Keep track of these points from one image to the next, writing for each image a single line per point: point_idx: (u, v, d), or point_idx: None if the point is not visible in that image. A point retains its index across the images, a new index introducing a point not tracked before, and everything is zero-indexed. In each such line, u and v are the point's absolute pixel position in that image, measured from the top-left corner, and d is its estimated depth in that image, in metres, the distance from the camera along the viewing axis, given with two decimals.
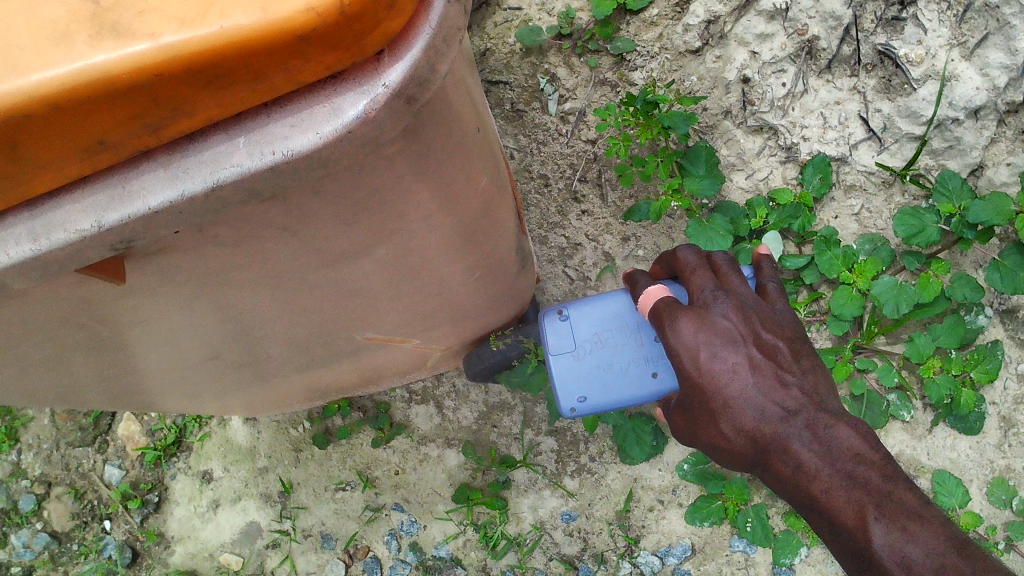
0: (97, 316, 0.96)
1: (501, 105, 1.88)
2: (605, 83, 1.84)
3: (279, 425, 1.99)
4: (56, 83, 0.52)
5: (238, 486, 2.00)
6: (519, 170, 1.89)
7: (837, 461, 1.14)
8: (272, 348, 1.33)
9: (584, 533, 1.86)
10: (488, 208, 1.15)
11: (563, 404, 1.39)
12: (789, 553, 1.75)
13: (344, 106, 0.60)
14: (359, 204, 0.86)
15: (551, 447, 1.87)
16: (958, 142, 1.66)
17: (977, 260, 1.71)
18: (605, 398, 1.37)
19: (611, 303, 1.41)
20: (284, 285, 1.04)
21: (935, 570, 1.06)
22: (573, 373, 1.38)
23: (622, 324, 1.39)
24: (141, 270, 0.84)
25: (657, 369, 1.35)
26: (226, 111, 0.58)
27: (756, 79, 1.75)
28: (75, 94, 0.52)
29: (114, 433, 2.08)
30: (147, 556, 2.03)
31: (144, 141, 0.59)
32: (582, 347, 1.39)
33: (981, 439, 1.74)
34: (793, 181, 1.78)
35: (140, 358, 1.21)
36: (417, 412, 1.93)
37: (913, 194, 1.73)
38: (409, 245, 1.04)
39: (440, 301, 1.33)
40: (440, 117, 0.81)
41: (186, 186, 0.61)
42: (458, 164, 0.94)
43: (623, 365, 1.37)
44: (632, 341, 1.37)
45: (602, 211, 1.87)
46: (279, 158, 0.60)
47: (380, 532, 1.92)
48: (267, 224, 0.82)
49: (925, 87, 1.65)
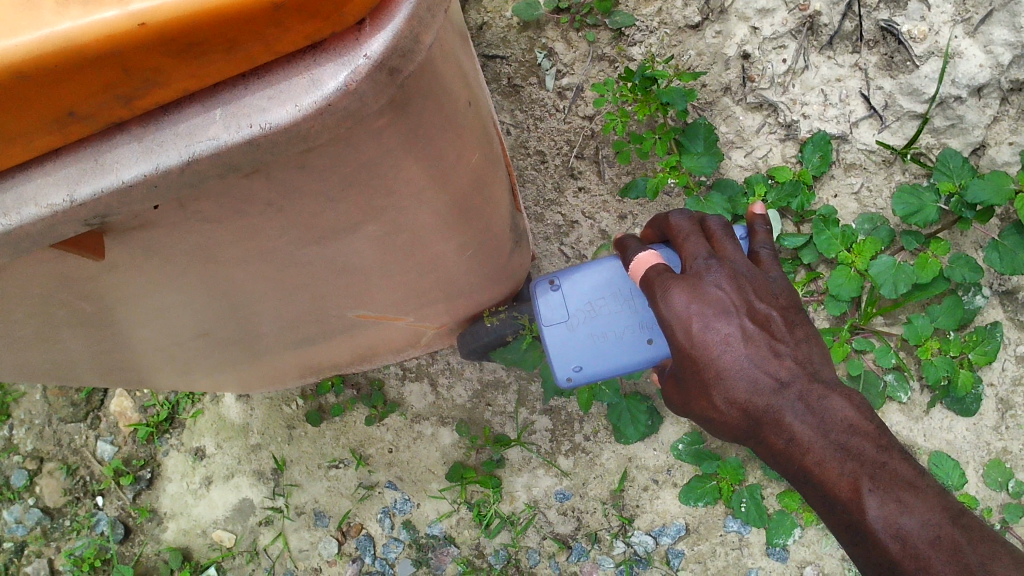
0: (80, 292, 0.95)
1: (498, 80, 1.85)
2: (603, 58, 1.81)
3: (272, 402, 1.97)
4: (20, 51, 0.49)
5: (231, 463, 1.99)
6: (516, 146, 1.87)
7: (831, 433, 1.14)
8: (263, 325, 1.31)
9: (578, 512, 1.86)
10: (481, 183, 1.13)
11: (559, 374, 1.39)
12: (783, 534, 1.75)
13: (324, 78, 0.58)
14: (347, 179, 0.84)
15: (546, 426, 1.85)
16: (960, 120, 1.64)
17: (978, 240, 1.69)
18: (600, 367, 1.38)
19: (604, 268, 1.38)
20: (273, 261, 1.02)
21: (930, 542, 1.07)
22: (567, 344, 1.37)
23: (615, 292, 1.37)
24: (122, 245, 0.82)
25: (652, 336, 1.34)
26: (203, 81, 0.56)
27: (757, 55, 1.73)
28: (41, 63, 0.50)
29: (106, 409, 2.06)
30: (140, 533, 2.02)
31: (117, 112, 0.57)
32: (576, 316, 1.37)
33: (978, 421, 1.73)
34: (793, 159, 1.75)
35: (128, 334, 1.19)
36: (410, 390, 1.91)
37: (913, 173, 1.71)
38: (400, 221, 1.02)
39: (434, 278, 1.31)
40: (428, 89, 0.79)
41: (160, 160, 0.59)
42: (449, 138, 0.92)
43: (617, 334, 1.36)
44: (626, 309, 1.35)
45: (599, 188, 1.84)
46: (257, 131, 0.58)
47: (373, 509, 1.92)
48: (252, 200, 0.80)
49: (928, 64, 1.63)
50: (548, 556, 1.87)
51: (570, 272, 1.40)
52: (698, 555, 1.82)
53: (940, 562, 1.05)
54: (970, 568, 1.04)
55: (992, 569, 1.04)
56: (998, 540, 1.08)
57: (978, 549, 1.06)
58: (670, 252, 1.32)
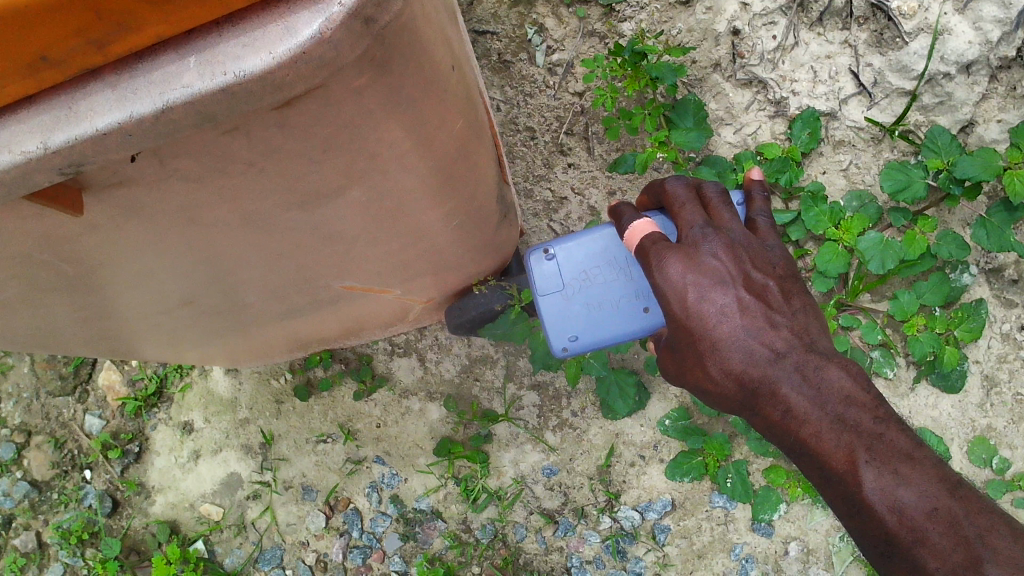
0: (61, 252, 0.94)
1: (488, 56, 1.84)
2: (594, 34, 1.81)
3: (260, 376, 1.98)
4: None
5: (219, 438, 1.99)
6: (506, 122, 1.86)
7: (828, 405, 1.15)
8: (249, 294, 1.31)
9: (565, 488, 1.86)
10: (466, 151, 1.13)
11: (554, 344, 1.39)
12: (768, 509, 1.76)
13: (299, 26, 0.57)
14: (329, 140, 0.84)
15: (534, 402, 1.86)
16: (949, 97, 1.65)
17: (964, 218, 1.69)
18: (596, 336, 1.38)
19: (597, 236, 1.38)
20: (256, 226, 1.02)
21: (928, 514, 1.09)
22: (563, 314, 1.38)
23: (609, 260, 1.37)
24: (101, 203, 0.82)
25: (648, 305, 1.34)
26: (176, 26, 0.56)
27: (746, 31, 1.72)
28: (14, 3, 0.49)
29: (94, 382, 2.06)
30: (128, 506, 2.02)
31: (89, 58, 0.56)
32: (570, 286, 1.37)
33: (963, 398, 1.73)
34: (782, 136, 1.75)
35: (112, 300, 1.18)
36: (399, 364, 1.92)
37: (902, 150, 1.71)
38: (383, 186, 1.02)
39: (422, 248, 1.32)
40: (411, 50, 0.80)
41: (134, 108, 0.59)
42: (431, 103, 0.92)
43: (613, 302, 1.36)
44: (622, 277, 1.36)
45: (588, 164, 1.84)
46: (231, 79, 0.58)
47: (361, 484, 1.93)
48: (233, 158, 0.81)
49: (917, 40, 1.63)
50: (534, 532, 1.87)
51: (563, 240, 1.39)
52: (684, 530, 1.83)
53: (937, 534, 1.08)
54: (967, 539, 1.07)
55: (989, 542, 1.07)
56: (992, 508, 1.11)
57: (976, 521, 1.08)
58: (664, 219, 1.32)
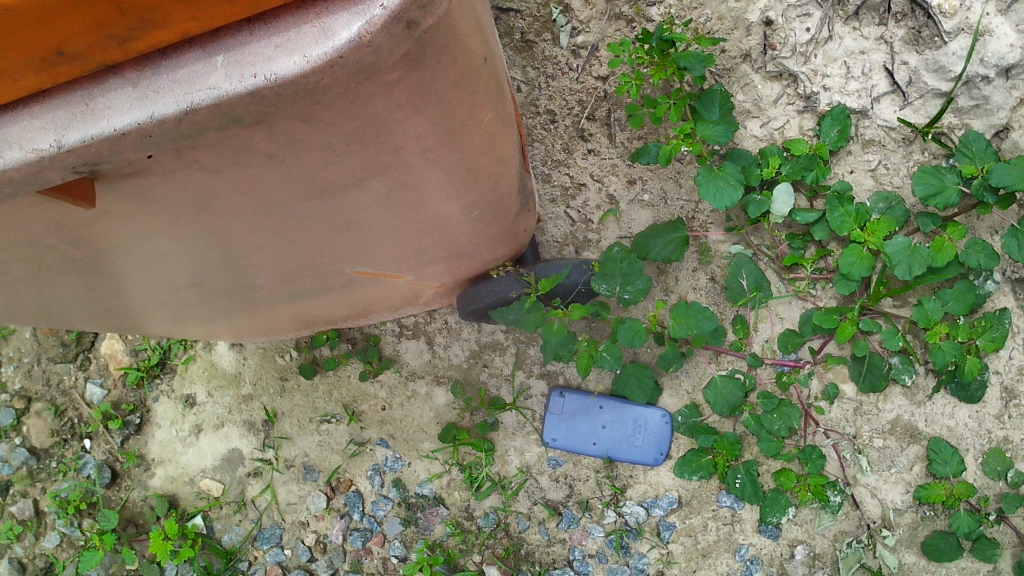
0: (71, 238, 0.92)
1: (511, 34, 1.78)
2: (620, 17, 1.74)
3: (265, 352, 1.94)
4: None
5: (221, 413, 1.96)
6: (526, 104, 1.80)
7: None
8: (259, 279, 1.27)
9: (571, 480, 1.84)
10: (492, 143, 1.09)
11: (547, 433, 1.82)
12: (777, 512, 1.72)
13: (337, 28, 0.58)
14: (354, 134, 0.80)
15: (542, 391, 1.83)
16: (986, 101, 1.59)
17: (993, 225, 1.65)
18: (573, 449, 1.82)
19: (609, 401, 1.81)
20: (272, 215, 0.98)
21: None
22: (560, 423, 1.82)
23: (606, 414, 1.80)
24: (113, 194, 0.79)
25: (596, 439, 1.81)
26: (201, 24, 0.57)
27: (779, 23, 1.66)
28: (34, 7, 0.48)
29: (97, 350, 2.03)
30: (127, 478, 2.01)
31: (108, 52, 0.57)
32: (572, 414, 1.81)
33: (981, 409, 1.70)
34: (810, 132, 1.69)
35: (120, 283, 1.16)
36: (407, 347, 1.88)
37: (934, 152, 1.66)
38: (407, 180, 0.97)
39: (437, 238, 1.27)
40: (446, 45, 0.75)
41: (154, 108, 0.61)
42: (461, 95, 0.87)
43: (596, 435, 1.80)
44: (609, 429, 1.80)
45: (609, 151, 1.79)
46: (261, 81, 0.59)
47: (363, 466, 1.91)
48: (252, 150, 0.77)
49: (956, 41, 1.58)
50: (537, 522, 1.85)
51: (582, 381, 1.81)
52: (689, 528, 1.81)
53: None
54: None
55: None
56: None
57: None
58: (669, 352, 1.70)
